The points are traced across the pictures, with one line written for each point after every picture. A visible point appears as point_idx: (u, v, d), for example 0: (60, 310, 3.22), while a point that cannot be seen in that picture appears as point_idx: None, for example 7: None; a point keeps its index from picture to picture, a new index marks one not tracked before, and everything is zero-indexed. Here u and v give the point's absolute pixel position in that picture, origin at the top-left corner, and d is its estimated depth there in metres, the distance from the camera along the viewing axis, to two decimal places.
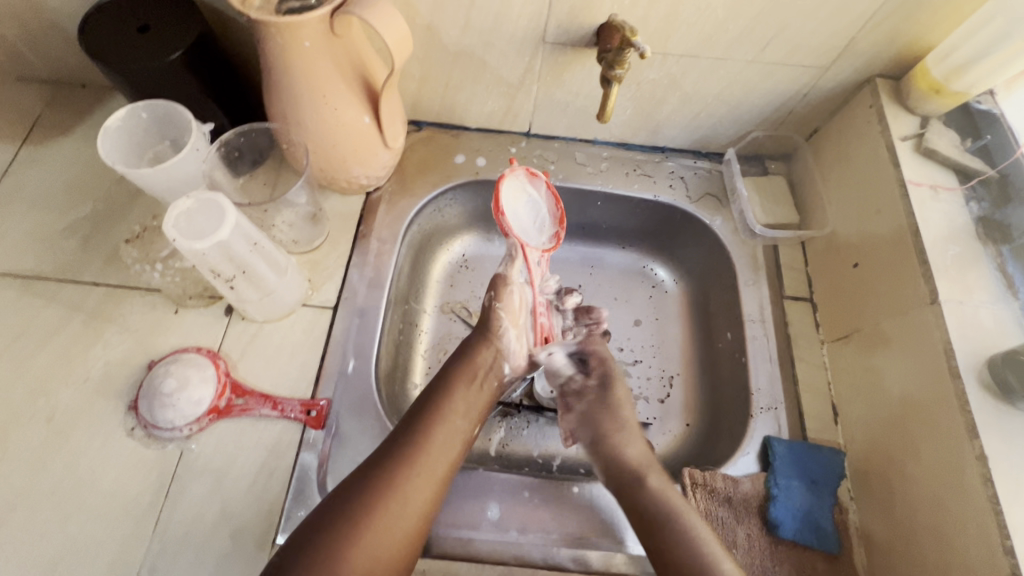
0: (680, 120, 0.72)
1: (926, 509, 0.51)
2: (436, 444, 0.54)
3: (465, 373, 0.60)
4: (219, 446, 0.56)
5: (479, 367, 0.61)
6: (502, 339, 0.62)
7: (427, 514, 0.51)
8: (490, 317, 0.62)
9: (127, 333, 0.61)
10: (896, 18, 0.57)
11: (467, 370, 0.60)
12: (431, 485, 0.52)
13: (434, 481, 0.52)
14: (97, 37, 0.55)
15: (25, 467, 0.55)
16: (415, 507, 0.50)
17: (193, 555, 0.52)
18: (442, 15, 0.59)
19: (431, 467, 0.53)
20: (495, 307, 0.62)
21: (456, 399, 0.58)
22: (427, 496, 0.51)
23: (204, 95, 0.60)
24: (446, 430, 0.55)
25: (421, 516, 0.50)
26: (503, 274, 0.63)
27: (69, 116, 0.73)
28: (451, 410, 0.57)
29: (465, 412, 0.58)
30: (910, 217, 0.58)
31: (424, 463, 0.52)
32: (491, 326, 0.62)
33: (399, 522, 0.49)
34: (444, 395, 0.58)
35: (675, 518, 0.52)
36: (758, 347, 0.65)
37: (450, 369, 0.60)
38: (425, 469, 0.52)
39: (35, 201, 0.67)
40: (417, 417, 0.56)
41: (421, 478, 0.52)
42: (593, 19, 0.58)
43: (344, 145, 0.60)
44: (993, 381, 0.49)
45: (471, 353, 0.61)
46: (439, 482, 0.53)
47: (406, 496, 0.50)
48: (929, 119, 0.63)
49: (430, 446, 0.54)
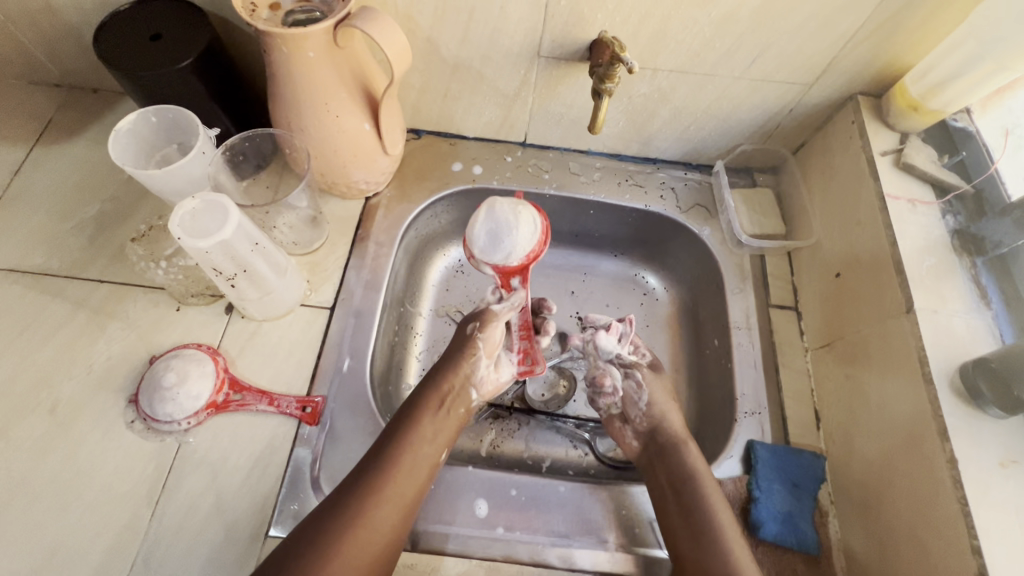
0: (671, 133, 0.74)
1: (902, 515, 0.52)
2: (404, 469, 0.54)
3: (429, 400, 0.60)
4: (216, 440, 0.58)
5: (448, 393, 0.61)
6: (471, 367, 0.63)
7: (395, 537, 0.52)
8: (469, 346, 0.63)
9: (129, 329, 0.63)
10: (875, 38, 0.60)
11: (434, 395, 0.61)
12: (397, 512, 0.52)
13: (401, 507, 0.53)
14: (110, 44, 0.58)
15: (27, 456, 0.56)
16: (381, 535, 0.51)
17: (188, 545, 0.53)
18: (441, 28, 0.61)
19: (398, 493, 0.53)
20: (474, 336, 0.63)
21: (425, 424, 0.58)
22: (393, 521, 0.52)
23: (211, 101, 0.62)
24: (412, 457, 0.55)
25: (388, 541, 0.51)
26: (492, 309, 0.63)
27: (79, 118, 0.76)
28: (419, 435, 0.57)
29: (432, 437, 0.58)
30: (889, 230, 0.60)
31: (390, 491, 0.53)
32: (466, 355, 0.63)
33: (366, 549, 0.50)
34: (412, 420, 0.58)
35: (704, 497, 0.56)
36: (743, 353, 0.67)
37: (414, 399, 0.60)
38: (391, 496, 0.53)
39: (45, 199, 0.70)
40: (387, 441, 0.56)
41: (387, 505, 0.52)
42: (586, 35, 0.61)
43: (344, 150, 0.63)
44: (965, 388, 0.51)
45: (439, 380, 0.62)
46: (406, 506, 0.53)
47: (372, 524, 0.51)
48: (908, 135, 0.66)
49: (397, 472, 0.54)
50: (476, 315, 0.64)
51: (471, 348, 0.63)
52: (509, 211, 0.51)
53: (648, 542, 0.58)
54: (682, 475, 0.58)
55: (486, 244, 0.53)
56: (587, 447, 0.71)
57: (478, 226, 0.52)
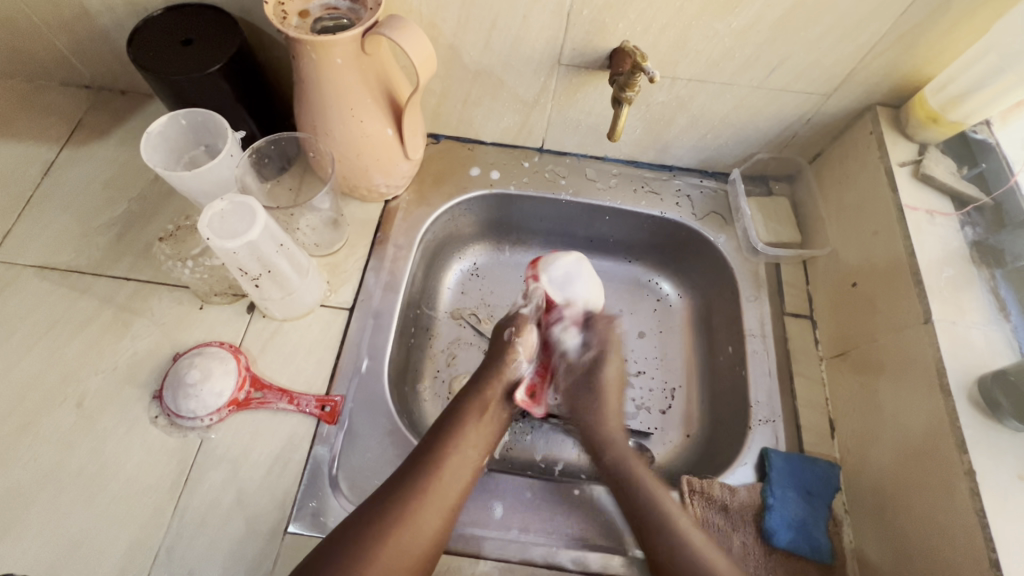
0: (688, 140, 0.75)
1: (921, 525, 0.52)
2: (446, 471, 0.56)
3: (474, 406, 0.62)
4: (238, 437, 0.59)
5: (490, 399, 0.63)
6: (512, 370, 0.66)
7: (439, 537, 0.53)
8: (509, 351, 0.67)
9: (154, 326, 0.64)
10: (895, 50, 0.60)
11: (477, 401, 0.63)
12: (439, 514, 0.54)
13: (445, 508, 0.54)
14: (144, 47, 0.59)
15: (54, 449, 0.58)
16: (424, 535, 0.52)
17: (210, 539, 0.54)
18: (464, 36, 0.63)
19: (441, 494, 0.55)
20: (513, 341, 0.67)
21: (468, 429, 0.60)
22: (437, 521, 0.53)
23: (238, 105, 0.63)
24: (457, 460, 0.57)
25: (427, 546, 0.52)
26: (524, 315, 0.69)
27: (108, 119, 0.77)
28: (462, 437, 0.59)
29: (476, 440, 0.60)
30: (907, 241, 0.60)
31: (434, 492, 0.54)
32: (506, 360, 0.66)
33: (410, 548, 0.52)
34: (456, 425, 0.60)
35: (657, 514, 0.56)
36: (758, 361, 0.67)
37: (459, 405, 0.62)
38: (434, 496, 0.54)
39: (74, 198, 0.71)
40: (432, 443, 0.58)
41: (430, 505, 0.54)
42: (607, 44, 0.62)
43: (367, 154, 0.64)
44: (983, 400, 0.51)
45: (483, 386, 0.64)
46: (450, 506, 0.55)
47: (417, 523, 0.53)
48: (927, 146, 0.66)
49: (442, 474, 0.56)
50: (513, 322, 0.69)
51: (512, 353, 0.66)
52: (589, 283, 0.71)
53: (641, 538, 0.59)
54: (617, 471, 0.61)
55: (556, 283, 0.69)
56: None
57: (562, 263, 0.70)
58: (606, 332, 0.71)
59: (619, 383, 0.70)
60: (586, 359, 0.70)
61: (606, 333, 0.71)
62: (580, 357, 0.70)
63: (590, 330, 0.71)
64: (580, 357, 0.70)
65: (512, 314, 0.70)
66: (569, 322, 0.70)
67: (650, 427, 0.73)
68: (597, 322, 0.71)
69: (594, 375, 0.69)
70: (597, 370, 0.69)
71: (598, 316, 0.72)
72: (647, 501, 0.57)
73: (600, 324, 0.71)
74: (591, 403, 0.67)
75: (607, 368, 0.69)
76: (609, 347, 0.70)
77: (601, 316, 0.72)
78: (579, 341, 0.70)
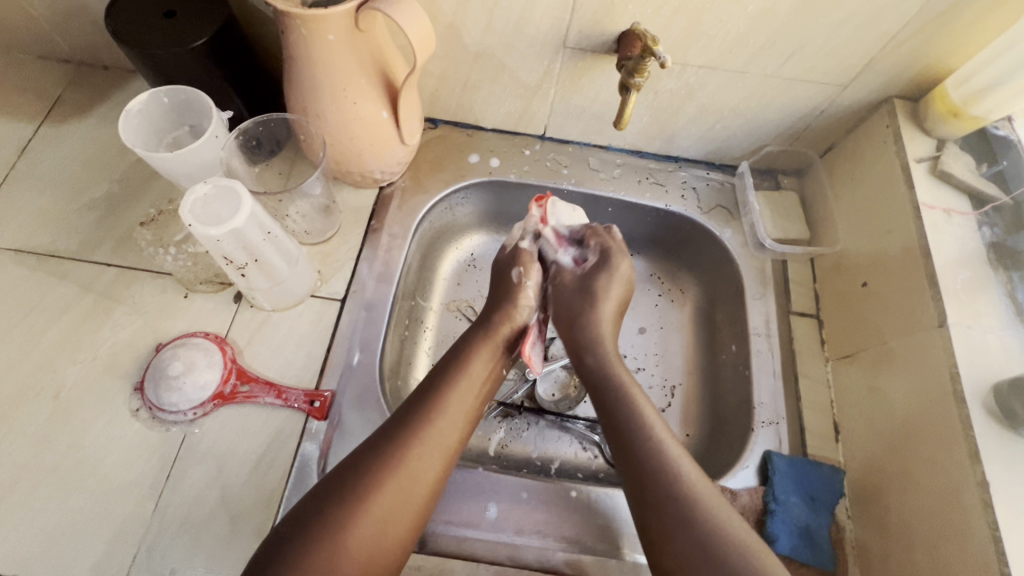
0: (696, 131, 0.72)
1: (928, 534, 0.50)
2: (440, 425, 0.52)
3: (479, 352, 0.58)
4: (222, 431, 0.57)
5: (495, 346, 0.59)
6: (521, 314, 0.62)
7: (434, 488, 0.50)
8: (518, 291, 0.62)
9: (136, 315, 0.61)
10: (918, 39, 0.58)
11: (484, 348, 0.58)
12: (433, 465, 0.50)
13: (444, 456, 0.51)
14: (122, 19, 0.56)
15: (29, 442, 0.55)
16: (414, 497, 0.49)
17: (191, 538, 0.52)
18: (465, 16, 0.59)
19: (439, 445, 0.51)
20: (523, 283, 0.63)
21: (473, 373, 0.56)
22: (432, 473, 0.50)
23: (225, 82, 0.60)
24: (456, 407, 0.54)
25: (424, 496, 0.49)
26: (528, 250, 0.65)
27: (89, 96, 0.74)
28: (460, 392, 0.55)
29: (473, 389, 0.56)
30: (923, 239, 0.58)
31: (432, 439, 0.51)
32: (513, 298, 0.62)
33: (402, 508, 0.48)
34: (452, 372, 0.56)
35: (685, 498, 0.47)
36: (762, 361, 0.65)
37: (463, 346, 0.59)
38: (431, 449, 0.50)
39: (52, 179, 0.68)
40: (424, 397, 0.54)
41: (426, 453, 0.50)
42: (615, 26, 0.59)
43: (360, 138, 0.60)
44: (998, 410, 0.49)
45: (488, 330, 0.60)
46: (446, 457, 0.51)
47: (411, 476, 0.49)
48: (945, 141, 0.63)
49: (442, 418, 0.52)
50: (518, 259, 0.65)
51: (519, 291, 0.63)
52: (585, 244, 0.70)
53: None
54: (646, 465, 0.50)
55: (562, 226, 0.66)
56: (597, 449, 0.70)
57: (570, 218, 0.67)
58: (608, 242, 0.65)
59: (615, 299, 0.63)
60: (579, 271, 0.65)
61: (609, 242, 0.65)
62: (576, 268, 0.65)
63: (586, 242, 0.66)
64: (577, 267, 0.66)
65: (513, 252, 0.65)
66: (555, 236, 0.66)
67: None
68: (593, 233, 0.66)
69: (594, 281, 0.63)
70: (597, 276, 0.63)
71: (597, 228, 0.67)
72: (660, 471, 0.49)
73: (597, 234, 0.66)
74: (584, 307, 0.62)
75: (610, 275, 0.63)
76: (609, 255, 0.64)
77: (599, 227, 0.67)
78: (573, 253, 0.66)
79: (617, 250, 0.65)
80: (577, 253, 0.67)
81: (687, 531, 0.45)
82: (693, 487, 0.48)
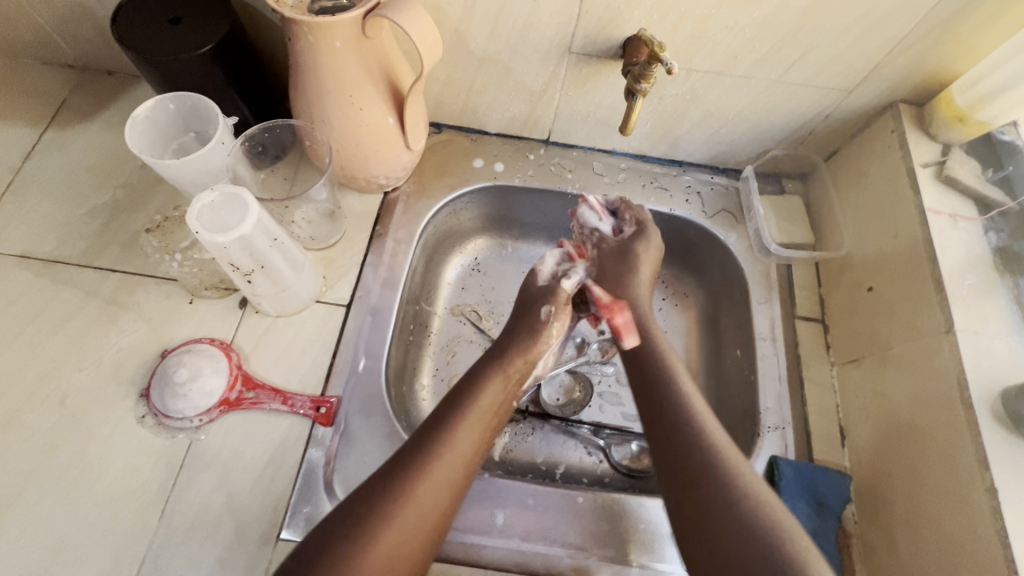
0: (701, 135, 0.72)
1: (934, 540, 0.51)
2: (456, 444, 0.53)
3: (497, 375, 0.58)
4: (228, 438, 0.57)
5: (511, 373, 0.59)
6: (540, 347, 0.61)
7: (444, 512, 0.50)
8: (542, 326, 0.62)
9: (141, 321, 0.61)
10: (923, 45, 0.58)
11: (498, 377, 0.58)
12: (443, 490, 0.50)
13: (458, 477, 0.52)
14: (128, 25, 0.56)
15: (35, 449, 0.55)
16: (430, 516, 0.49)
17: (198, 546, 0.52)
18: (471, 22, 0.59)
19: (455, 464, 0.52)
20: (550, 319, 0.62)
21: (484, 399, 0.56)
22: (443, 498, 0.50)
23: (230, 88, 0.60)
24: (472, 428, 0.54)
25: (438, 517, 0.50)
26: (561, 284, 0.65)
27: (92, 101, 0.74)
28: (477, 412, 0.55)
29: (489, 410, 0.56)
30: (929, 244, 0.58)
31: (443, 465, 0.51)
32: (533, 331, 0.62)
33: (418, 525, 0.48)
34: (471, 394, 0.56)
35: (728, 485, 0.48)
36: (768, 366, 0.65)
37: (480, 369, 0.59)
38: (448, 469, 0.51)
39: (56, 185, 0.68)
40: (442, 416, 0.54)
41: (438, 480, 0.50)
42: (621, 32, 0.59)
43: (366, 144, 0.60)
44: (1006, 415, 0.49)
45: (504, 356, 0.60)
46: (461, 477, 0.52)
47: (427, 495, 0.49)
48: (950, 146, 0.63)
49: (454, 442, 0.52)
50: (550, 297, 0.63)
51: (540, 325, 0.62)
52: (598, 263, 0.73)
53: (650, 553, 0.56)
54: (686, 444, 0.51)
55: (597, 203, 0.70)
56: (602, 454, 0.70)
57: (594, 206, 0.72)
58: (640, 214, 0.69)
59: (653, 261, 0.67)
60: (618, 239, 0.68)
61: (642, 215, 0.69)
62: (614, 236, 0.68)
63: (620, 214, 0.69)
64: (615, 235, 0.68)
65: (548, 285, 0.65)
66: (596, 205, 0.69)
67: None
68: (627, 206, 0.70)
69: (634, 251, 0.66)
70: (634, 247, 0.66)
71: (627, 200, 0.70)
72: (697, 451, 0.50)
73: (630, 207, 0.70)
74: (628, 275, 0.65)
75: (646, 246, 0.67)
76: (645, 225, 0.68)
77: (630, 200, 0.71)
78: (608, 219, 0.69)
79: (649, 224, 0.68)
80: (613, 223, 0.69)
81: (729, 518, 0.46)
82: (738, 476, 0.48)
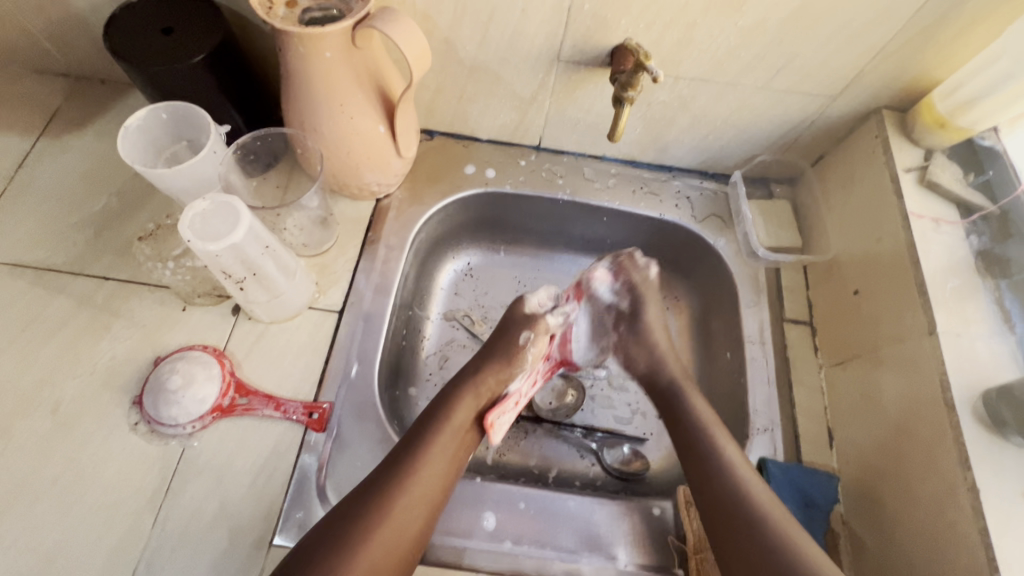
0: (689, 141, 0.73)
1: (922, 540, 0.51)
2: (433, 456, 0.54)
3: (469, 391, 0.60)
4: (220, 445, 0.57)
5: (484, 390, 0.60)
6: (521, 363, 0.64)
7: (422, 529, 0.50)
8: (517, 353, 0.64)
9: (134, 328, 0.61)
10: (904, 52, 0.59)
11: (469, 397, 0.60)
12: (421, 502, 0.51)
13: (435, 488, 0.52)
14: (120, 35, 0.56)
15: (27, 458, 0.55)
16: (408, 527, 0.50)
17: (190, 553, 0.52)
18: (460, 30, 0.60)
19: (432, 475, 0.53)
20: (526, 343, 0.65)
21: (458, 416, 0.58)
22: (420, 513, 0.51)
23: (222, 96, 0.61)
24: (448, 441, 0.55)
25: (418, 527, 0.50)
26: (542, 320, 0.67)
27: (85, 110, 0.74)
28: (452, 427, 0.57)
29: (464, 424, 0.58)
30: (912, 249, 0.59)
31: (418, 479, 0.52)
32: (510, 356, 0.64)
33: (396, 536, 0.49)
34: (447, 410, 0.58)
35: (747, 498, 0.52)
36: (757, 369, 0.66)
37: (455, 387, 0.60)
38: (424, 480, 0.52)
39: (49, 193, 0.68)
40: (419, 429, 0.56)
41: (412, 498, 0.51)
42: (608, 40, 0.60)
43: (357, 152, 0.61)
44: (988, 416, 0.50)
45: (478, 374, 0.61)
46: (439, 488, 0.53)
47: (405, 506, 0.50)
48: (933, 151, 0.64)
49: (430, 457, 0.53)
50: (529, 324, 0.66)
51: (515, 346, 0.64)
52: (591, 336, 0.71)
53: (642, 554, 0.57)
54: (711, 466, 0.55)
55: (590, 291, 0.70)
56: (594, 457, 0.71)
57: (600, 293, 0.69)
58: (634, 277, 0.70)
59: (661, 325, 0.70)
60: (622, 308, 0.70)
61: (635, 277, 0.70)
62: (616, 307, 0.70)
63: (617, 279, 0.70)
64: (615, 306, 0.70)
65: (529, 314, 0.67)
66: (603, 275, 0.69)
67: (645, 433, 0.73)
68: (623, 269, 0.70)
69: (641, 323, 0.69)
70: (638, 316, 0.69)
71: (623, 259, 0.70)
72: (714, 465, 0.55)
73: (625, 271, 0.70)
74: (645, 348, 0.68)
75: (648, 310, 0.70)
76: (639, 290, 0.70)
77: (626, 259, 0.70)
78: (610, 289, 0.70)
79: (644, 284, 0.70)
80: (614, 290, 0.70)
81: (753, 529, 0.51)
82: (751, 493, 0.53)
